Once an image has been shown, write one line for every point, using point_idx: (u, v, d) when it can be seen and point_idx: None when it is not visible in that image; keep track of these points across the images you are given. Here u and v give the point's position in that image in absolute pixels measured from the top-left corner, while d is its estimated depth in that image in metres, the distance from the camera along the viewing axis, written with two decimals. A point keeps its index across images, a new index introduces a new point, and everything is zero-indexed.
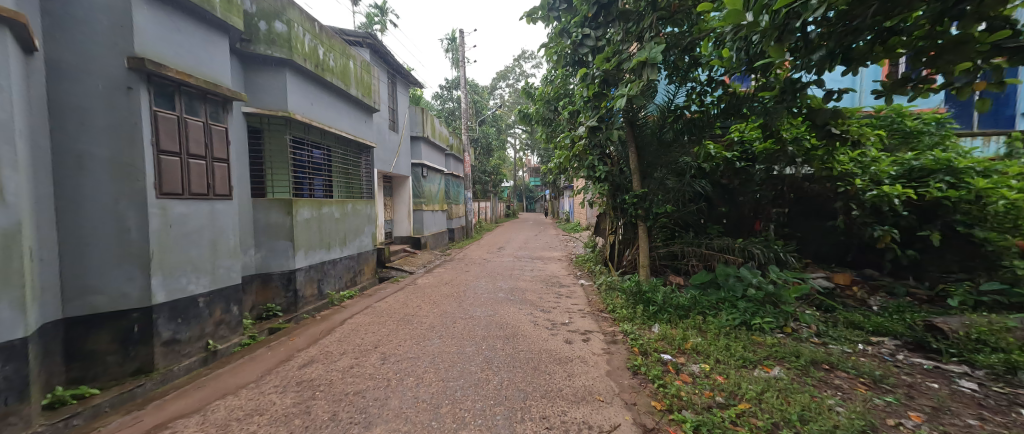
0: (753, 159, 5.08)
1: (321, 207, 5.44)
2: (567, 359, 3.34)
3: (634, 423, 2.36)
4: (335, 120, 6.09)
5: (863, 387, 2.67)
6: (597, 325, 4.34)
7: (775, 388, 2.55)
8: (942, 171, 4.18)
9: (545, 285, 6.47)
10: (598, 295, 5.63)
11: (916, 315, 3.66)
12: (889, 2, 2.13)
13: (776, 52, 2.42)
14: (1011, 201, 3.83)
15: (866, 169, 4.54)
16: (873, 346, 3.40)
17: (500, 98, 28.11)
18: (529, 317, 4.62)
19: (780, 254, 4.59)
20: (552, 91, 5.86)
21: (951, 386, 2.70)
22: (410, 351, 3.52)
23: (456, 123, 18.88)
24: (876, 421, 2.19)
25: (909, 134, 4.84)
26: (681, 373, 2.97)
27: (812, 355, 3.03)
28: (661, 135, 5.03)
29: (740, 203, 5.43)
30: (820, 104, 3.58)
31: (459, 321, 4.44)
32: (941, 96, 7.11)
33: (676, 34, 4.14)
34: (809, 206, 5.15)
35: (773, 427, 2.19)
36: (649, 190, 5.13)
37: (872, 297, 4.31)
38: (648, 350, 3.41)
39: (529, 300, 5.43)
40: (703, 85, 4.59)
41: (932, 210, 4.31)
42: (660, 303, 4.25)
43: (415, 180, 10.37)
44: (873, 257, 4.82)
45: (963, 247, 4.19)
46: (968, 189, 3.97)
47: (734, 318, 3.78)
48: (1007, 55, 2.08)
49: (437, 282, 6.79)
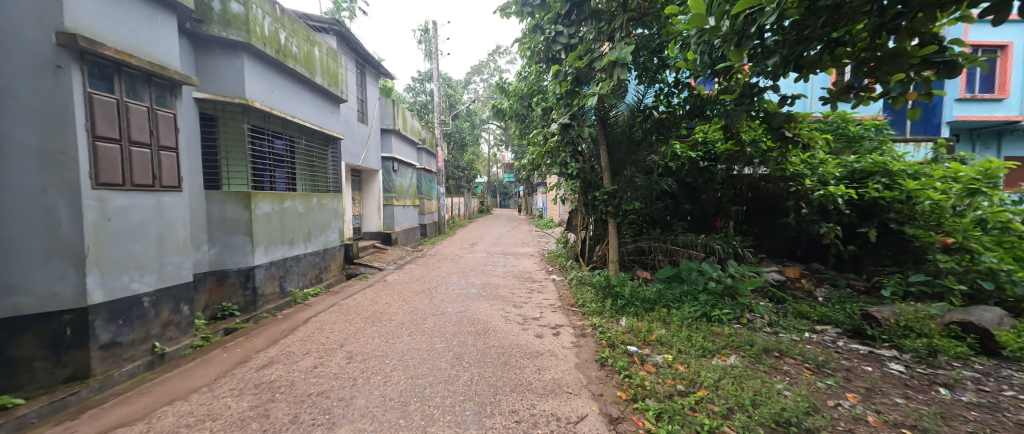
0: (716, 159, 5.33)
1: (283, 201, 5.19)
2: (538, 354, 3.38)
3: (600, 414, 2.42)
4: (299, 109, 5.83)
5: (808, 372, 2.89)
6: (567, 320, 4.40)
7: (731, 375, 2.70)
8: (879, 173, 4.60)
9: (517, 280, 6.48)
10: (569, 289, 5.73)
11: (855, 305, 3.99)
12: (836, 15, 2.26)
13: (735, 56, 2.52)
14: (936, 201, 4.20)
15: (814, 170, 4.92)
16: (818, 334, 3.68)
17: (473, 92, 27.81)
18: (501, 312, 4.63)
19: (738, 249, 4.87)
20: (526, 88, 5.86)
21: (883, 368, 2.97)
22: (377, 349, 3.43)
23: (428, 117, 18.51)
24: (818, 403, 2.38)
25: (852, 139, 5.24)
26: (646, 364, 3.08)
27: (764, 343, 3.24)
28: (631, 134, 5.13)
29: (703, 201, 5.68)
30: (776, 108, 3.82)
31: (430, 317, 4.38)
32: (881, 105, 7.84)
33: (646, 36, 4.25)
34: (765, 204, 5.48)
35: (728, 411, 2.32)
36: (619, 188, 5.23)
37: (817, 289, 4.67)
38: (615, 342, 3.50)
39: (501, 296, 5.43)
40: (670, 87, 4.76)
41: (872, 210, 4.72)
42: (628, 297, 4.40)
43: (386, 174, 10.09)
44: (819, 252, 5.26)
45: (895, 243, 4.61)
46: (900, 190, 4.41)
47: (696, 311, 3.96)
48: (934, 68, 2.30)
49: (408, 278, 6.65)
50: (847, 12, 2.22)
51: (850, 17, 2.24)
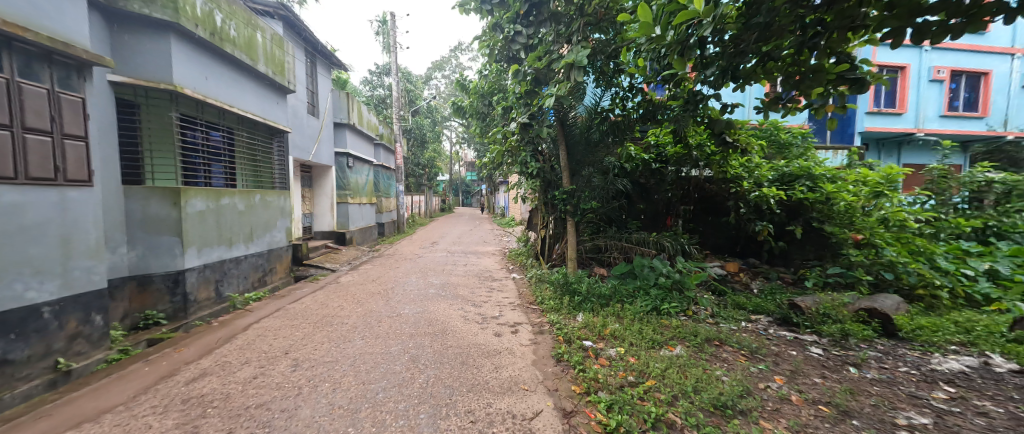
0: (666, 161, 5.64)
1: (219, 198, 4.76)
2: (496, 352, 3.38)
3: (555, 408, 2.48)
4: (239, 99, 5.38)
5: (744, 358, 3.14)
6: (526, 317, 4.44)
7: (676, 364, 2.87)
8: (804, 177, 5.11)
9: (478, 280, 6.45)
10: (529, 287, 5.80)
11: (784, 296, 4.40)
12: (766, 32, 2.46)
13: (679, 65, 2.67)
14: (849, 202, 4.75)
15: (751, 173, 5.42)
16: (753, 323, 4.01)
17: (434, 89, 27.27)
18: (460, 312, 4.58)
19: (685, 247, 5.19)
20: (486, 86, 5.84)
21: (805, 352, 3.29)
22: (326, 355, 3.26)
23: (386, 112, 17.88)
24: (751, 386, 2.60)
25: (782, 145, 5.79)
26: (600, 358, 3.18)
27: (706, 333, 3.48)
28: (589, 135, 5.27)
29: (655, 200, 5.99)
30: (718, 115, 4.16)
31: (385, 320, 4.23)
32: (807, 115, 8.72)
33: (603, 41, 4.42)
34: (710, 204, 5.87)
35: (672, 399, 2.46)
36: (577, 188, 5.36)
37: (753, 281, 5.10)
38: (571, 338, 3.59)
39: (461, 295, 5.37)
40: (625, 91, 4.94)
41: (799, 210, 5.17)
42: (584, 293, 4.53)
43: (340, 170, 9.59)
44: (755, 248, 5.73)
45: (816, 239, 5.12)
46: (821, 192, 4.89)
47: (647, 305, 4.16)
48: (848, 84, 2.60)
49: (363, 279, 6.38)
50: (775, 30, 2.43)
51: (778, 34, 2.46)
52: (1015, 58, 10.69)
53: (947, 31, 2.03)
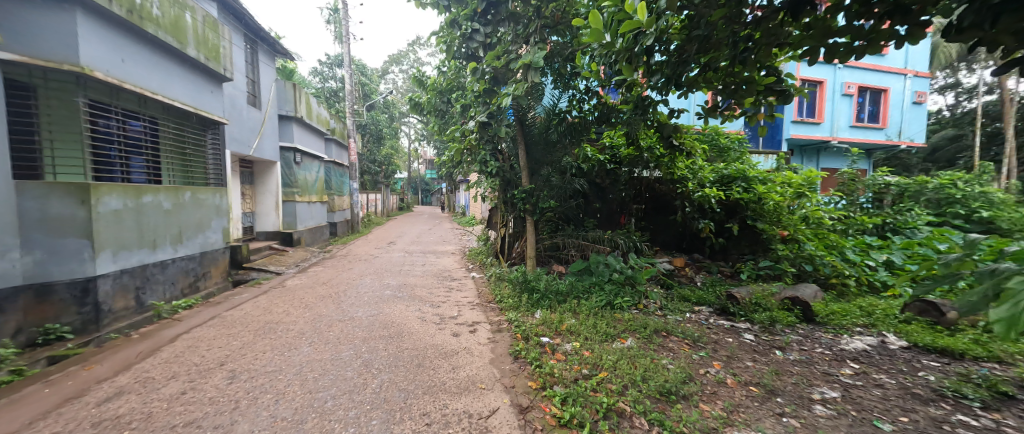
0: (620, 162, 5.89)
1: (140, 196, 4.28)
2: (453, 352, 3.34)
3: (511, 405, 2.50)
4: (163, 85, 4.86)
5: (687, 346, 3.36)
6: (485, 316, 4.43)
7: (627, 355, 3.02)
8: (740, 178, 5.60)
9: (436, 280, 6.32)
10: (488, 286, 5.79)
11: (722, 288, 4.78)
12: (705, 44, 2.65)
13: (628, 71, 2.80)
14: (777, 202, 5.25)
15: (695, 174, 5.75)
16: (696, 313, 4.31)
17: (391, 83, 26.38)
18: (417, 313, 4.47)
19: (637, 244, 5.44)
20: (445, 83, 5.75)
21: (739, 338, 3.60)
22: (268, 364, 3.04)
23: (338, 105, 16.99)
24: (693, 372, 2.79)
25: (722, 149, 6.27)
26: (556, 353, 3.25)
27: (654, 325, 3.68)
28: (547, 135, 5.33)
29: (610, 200, 6.17)
30: (666, 119, 4.44)
31: (336, 324, 4.03)
32: (743, 122, 9.53)
33: (560, 44, 4.64)
34: (659, 203, 6.25)
35: (623, 388, 2.57)
36: (536, 187, 5.43)
37: (696, 275, 5.48)
38: (529, 335, 3.64)
39: (418, 296, 5.24)
40: (581, 94, 5.07)
41: (736, 208, 5.61)
42: (542, 291, 4.60)
43: (285, 166, 8.96)
44: (699, 244, 6.15)
45: (750, 235, 5.58)
46: (753, 192, 5.38)
47: (602, 300, 4.32)
48: (776, 95, 2.90)
49: (311, 282, 6.02)
50: (713, 43, 2.63)
51: (715, 47, 2.66)
52: (907, 78, 12.38)
53: (851, 52, 2.32)
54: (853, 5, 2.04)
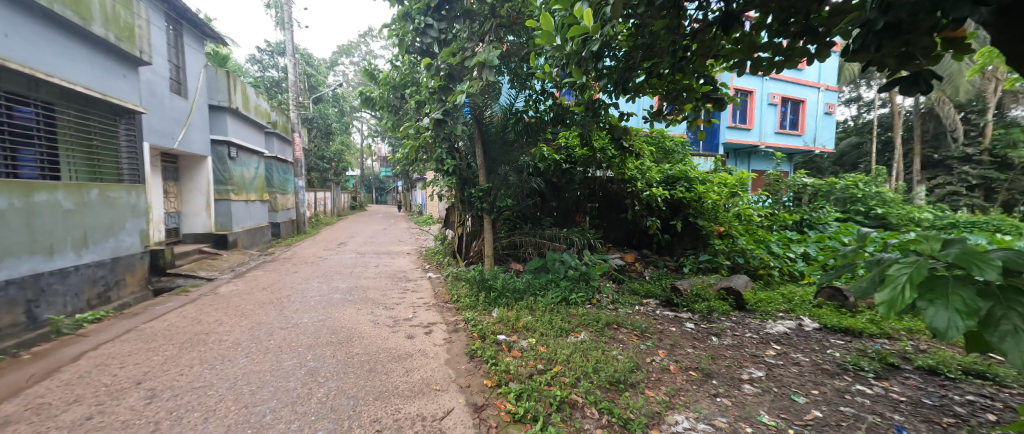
0: (575, 162, 6.02)
1: (26, 194, 3.70)
2: (407, 355, 3.25)
3: (466, 404, 2.49)
4: (60, 66, 4.22)
5: (635, 337, 3.55)
6: (441, 317, 4.36)
7: (580, 348, 3.12)
8: (683, 179, 6.00)
9: (390, 281, 6.11)
10: (445, 286, 5.70)
11: (667, 281, 5.12)
12: (648, 51, 2.80)
13: (578, 74, 2.88)
14: (714, 201, 5.70)
15: (643, 174, 6.00)
16: (644, 305, 4.55)
17: (340, 75, 25.03)
18: (370, 316, 4.30)
19: (591, 241, 5.64)
20: (398, 78, 5.57)
21: (682, 327, 3.86)
22: (197, 380, 2.76)
23: (281, 97, 15.84)
24: (641, 361, 2.95)
25: (667, 151, 6.67)
26: (512, 350, 3.28)
27: (606, 318, 3.84)
28: (504, 135, 5.33)
29: (566, 199, 6.34)
30: (616, 121, 4.66)
31: (278, 332, 3.76)
32: (685, 126, 10.19)
33: (517, 43, 4.73)
34: (611, 202, 6.52)
35: (576, 380, 2.65)
36: (493, 186, 5.41)
37: (645, 270, 5.80)
38: (486, 333, 3.63)
39: (371, 299, 5.04)
40: (537, 94, 5.12)
41: (680, 206, 6.03)
42: (499, 289, 4.62)
43: (218, 161, 8.19)
44: (647, 240, 6.52)
45: (693, 232, 6.01)
46: (694, 192, 5.79)
47: (557, 296, 4.43)
48: (712, 103, 3.14)
49: (249, 288, 5.55)
50: (657, 51, 2.78)
51: (657, 55, 2.82)
52: (820, 91, 13.95)
53: (774, 65, 2.57)
54: (774, 24, 2.27)
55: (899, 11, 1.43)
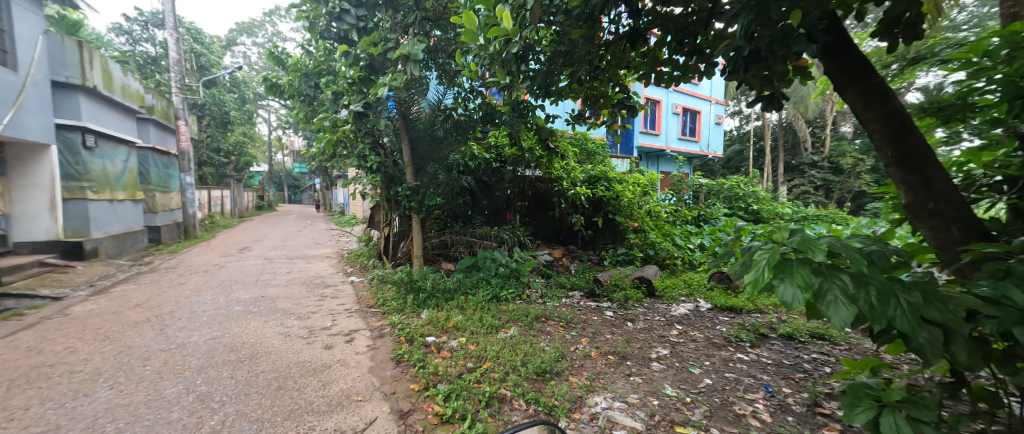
0: (505, 161, 6.11)
1: None
2: (324, 367, 3.03)
3: (391, 412, 2.41)
4: None
5: (561, 328, 3.74)
6: (364, 323, 4.13)
7: (509, 343, 3.20)
8: (603, 179, 6.52)
9: (305, 288, 5.60)
10: (369, 290, 5.40)
11: (590, 273, 5.49)
12: (567, 58, 2.97)
13: (501, 75, 2.94)
14: (630, 199, 6.32)
15: (569, 173, 6.40)
16: (570, 298, 4.80)
17: (240, 56, 22.09)
18: (279, 328, 3.90)
19: (521, 238, 5.77)
20: (311, 65, 5.13)
21: (602, 315, 4.18)
22: (41, 423, 2.26)
23: (159, 77, 13.47)
24: (567, 351, 3.12)
25: (590, 152, 7.13)
26: (442, 351, 3.25)
27: (535, 312, 3.98)
28: (432, 131, 5.20)
29: (496, 197, 6.41)
30: (542, 123, 4.94)
31: (158, 355, 3.23)
32: (604, 129, 10.97)
33: (445, 39, 4.71)
34: (539, 201, 6.78)
35: (505, 375, 2.72)
36: (422, 184, 5.26)
37: (572, 264, 6.12)
38: (414, 336, 3.53)
39: (282, 309, 4.58)
40: (466, 92, 5.09)
41: (601, 204, 6.54)
42: (429, 290, 4.53)
43: (69, 151, 6.71)
44: (573, 236, 6.89)
45: (612, 228, 6.57)
46: (613, 191, 6.35)
47: (488, 294, 4.48)
48: (627, 110, 3.48)
49: (120, 305, 4.66)
50: (575, 58, 2.95)
51: (574, 62, 3.01)
52: (712, 104, 16.04)
53: (673, 79, 2.93)
54: (672, 43, 2.59)
55: (759, 41, 1.74)
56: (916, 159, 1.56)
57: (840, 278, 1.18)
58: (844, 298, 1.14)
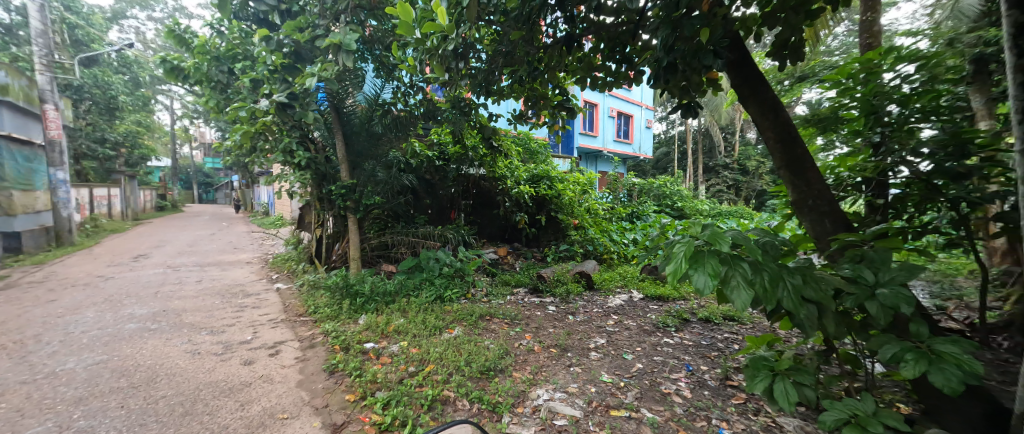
0: (448, 159, 6.02)
1: None
2: (242, 386, 2.76)
3: (322, 427, 2.28)
4: None
5: (505, 325, 3.79)
6: (292, 333, 3.83)
7: (452, 344, 3.18)
8: (545, 178, 6.72)
9: (221, 299, 5.03)
10: (299, 297, 5.01)
11: (534, 270, 5.62)
12: (507, 57, 3.00)
13: (438, 71, 2.89)
14: (571, 197, 6.58)
15: (513, 172, 6.46)
16: (514, 294, 4.89)
17: (132, 32, 19.12)
18: (185, 346, 3.46)
19: (465, 237, 5.73)
20: (223, 49, 4.60)
21: (545, 309, 4.32)
22: None
23: (18, 50, 11.18)
24: (511, 347, 3.17)
25: (533, 152, 7.30)
26: (381, 357, 3.13)
27: (479, 311, 3.99)
28: (369, 127, 4.98)
29: (439, 196, 6.31)
30: (486, 122, 4.97)
31: (19, 389, 2.69)
32: (544, 129, 11.28)
33: (381, 29, 4.51)
34: (484, 199, 6.80)
35: (449, 376, 2.70)
36: (359, 182, 4.98)
37: (516, 262, 6.23)
38: (350, 344, 3.35)
39: (191, 323, 4.07)
40: (406, 87, 4.90)
41: (544, 203, 6.74)
42: (367, 294, 4.33)
43: None
44: (517, 234, 7.01)
45: (554, 225, 6.81)
46: (554, 189, 6.57)
47: (431, 295, 4.40)
48: (565, 111, 3.62)
49: None
50: (515, 58, 3.00)
51: (512, 62, 3.05)
52: (642, 108, 17.25)
53: (607, 85, 3.08)
54: (605, 51, 2.73)
55: (676, 53, 1.90)
56: (799, 163, 1.84)
57: (742, 266, 1.35)
58: (745, 283, 1.31)
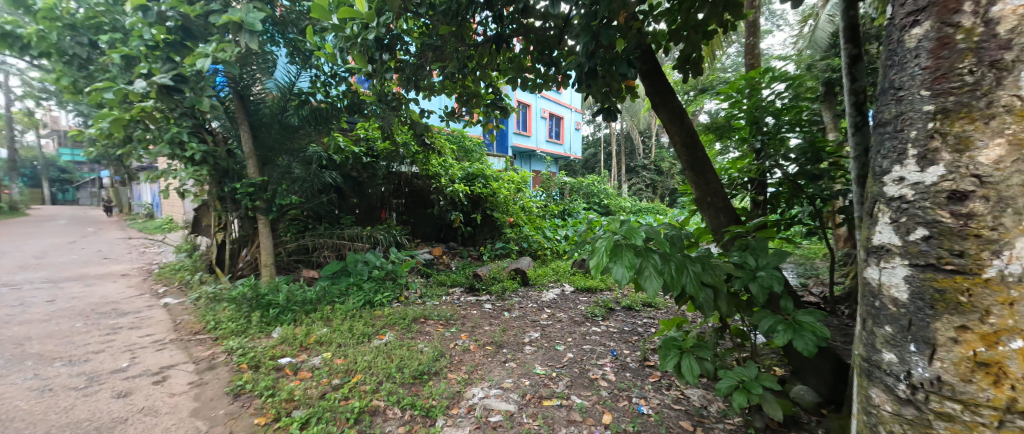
0: (377, 156, 5.74)
1: None
2: (116, 423, 2.34)
3: None
4: None
5: (440, 327, 3.73)
6: (185, 355, 3.34)
7: (383, 351, 3.04)
8: (480, 177, 6.74)
9: (86, 321, 4.19)
10: (195, 312, 4.38)
11: (468, 269, 5.60)
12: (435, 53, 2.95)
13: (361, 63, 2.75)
14: (505, 196, 6.69)
15: (447, 170, 6.33)
16: (450, 294, 4.83)
17: None
18: (32, 383, 2.83)
19: (397, 238, 5.52)
20: (81, 17, 3.85)
21: (481, 307, 4.35)
22: None
23: None
24: (445, 349, 3.14)
25: (468, 150, 7.27)
26: (300, 372, 2.89)
27: (413, 314, 3.88)
28: (282, 117, 4.54)
29: (368, 195, 5.96)
30: (417, 118, 4.82)
31: None
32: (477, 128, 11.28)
33: (295, 12, 4.15)
34: (416, 197, 6.65)
35: (377, 385, 2.58)
36: (271, 180, 4.54)
37: (451, 261, 6.16)
38: (262, 360, 3.04)
39: (43, 353, 3.34)
40: (327, 77, 4.55)
41: (479, 201, 6.82)
42: (283, 304, 3.95)
43: None
44: (452, 233, 7.00)
45: (489, 223, 6.92)
46: (489, 188, 6.64)
47: (359, 300, 4.16)
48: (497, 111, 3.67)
49: None
50: (444, 55, 2.96)
51: (439, 58, 3.00)
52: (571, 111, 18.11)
53: (536, 86, 3.18)
54: (534, 53, 2.83)
55: (595, 60, 2.04)
56: (700, 165, 2.10)
57: (653, 257, 1.50)
58: (655, 273, 1.46)
